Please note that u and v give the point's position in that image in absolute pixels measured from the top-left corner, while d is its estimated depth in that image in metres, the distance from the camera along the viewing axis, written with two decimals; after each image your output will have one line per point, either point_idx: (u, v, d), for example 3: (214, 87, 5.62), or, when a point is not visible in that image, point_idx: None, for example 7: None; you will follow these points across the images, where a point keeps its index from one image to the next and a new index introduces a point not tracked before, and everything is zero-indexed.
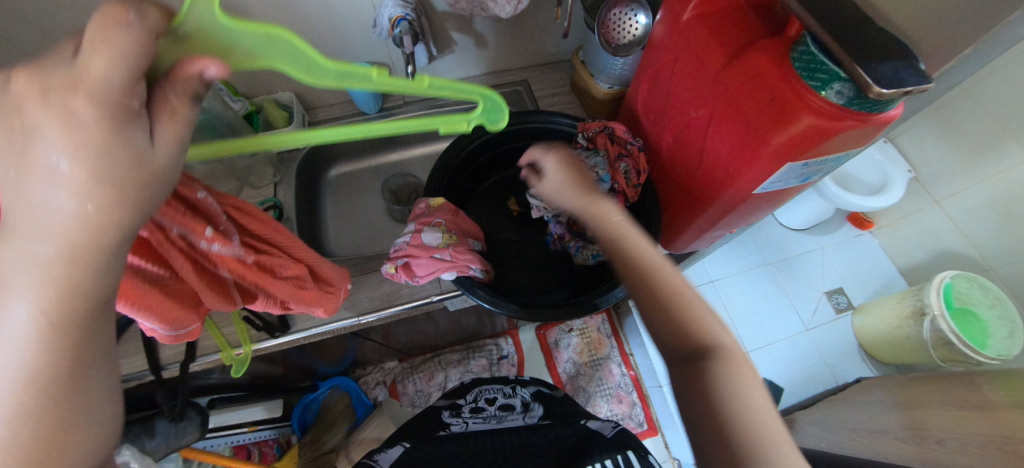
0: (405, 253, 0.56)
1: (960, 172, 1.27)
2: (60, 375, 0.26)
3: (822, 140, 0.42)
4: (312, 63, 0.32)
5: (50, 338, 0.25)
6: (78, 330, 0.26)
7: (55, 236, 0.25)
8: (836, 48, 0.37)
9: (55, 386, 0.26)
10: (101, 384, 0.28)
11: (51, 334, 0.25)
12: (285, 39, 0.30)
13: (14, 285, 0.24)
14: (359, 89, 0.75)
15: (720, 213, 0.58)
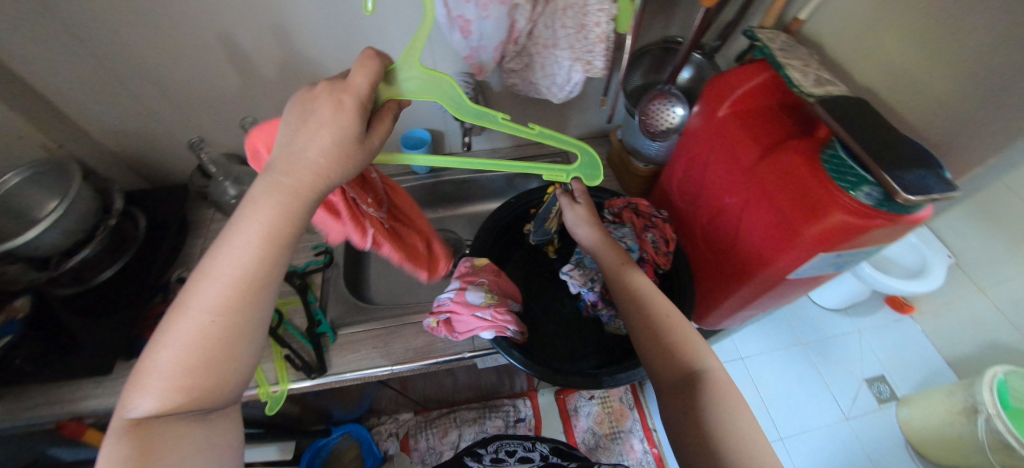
0: (448, 309, 0.59)
1: (1000, 261, 1.22)
2: (242, 301, 0.39)
3: (853, 235, 0.45)
4: (462, 103, 0.46)
5: (247, 273, 0.39)
6: (257, 279, 0.39)
7: (274, 203, 0.39)
8: (864, 156, 0.41)
9: (230, 310, 0.38)
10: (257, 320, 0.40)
11: (249, 271, 0.39)
12: (451, 84, 0.45)
13: (241, 228, 0.39)
14: (414, 151, 0.83)
15: (754, 294, 0.59)
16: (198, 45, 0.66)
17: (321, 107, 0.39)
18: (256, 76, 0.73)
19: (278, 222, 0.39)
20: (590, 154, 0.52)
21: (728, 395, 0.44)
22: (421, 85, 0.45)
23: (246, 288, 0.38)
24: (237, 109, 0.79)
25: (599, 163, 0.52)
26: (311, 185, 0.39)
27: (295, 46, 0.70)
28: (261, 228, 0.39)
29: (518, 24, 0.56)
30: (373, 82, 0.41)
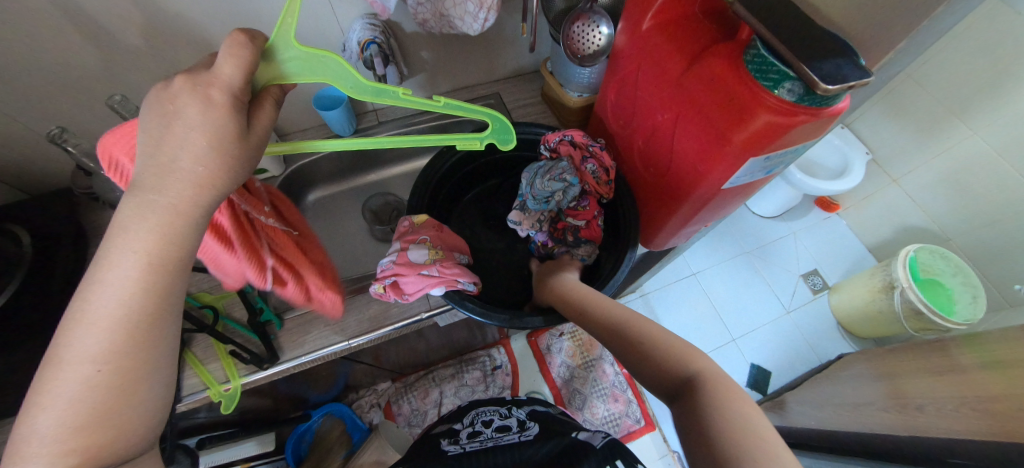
0: (392, 272, 0.56)
1: (911, 151, 1.33)
2: (132, 346, 0.33)
3: (779, 136, 0.45)
4: (352, 80, 0.41)
5: (134, 307, 0.33)
6: (147, 311, 0.33)
7: (148, 221, 0.33)
8: (783, 50, 0.40)
9: (124, 349, 0.32)
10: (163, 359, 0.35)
11: (134, 305, 0.33)
12: (329, 57, 0.40)
13: (117, 258, 0.32)
14: (333, 112, 0.76)
15: (694, 209, 0.60)
16: (26, 14, 0.54)
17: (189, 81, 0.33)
18: (114, 42, 0.61)
19: (160, 247, 0.33)
20: (502, 119, 0.49)
21: None
22: (304, 65, 0.39)
23: (135, 330, 0.33)
24: (106, 87, 0.67)
25: (513, 129, 0.50)
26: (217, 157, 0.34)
27: (157, 2, 0.58)
28: (140, 259, 0.33)
29: None
30: (247, 72, 0.35)
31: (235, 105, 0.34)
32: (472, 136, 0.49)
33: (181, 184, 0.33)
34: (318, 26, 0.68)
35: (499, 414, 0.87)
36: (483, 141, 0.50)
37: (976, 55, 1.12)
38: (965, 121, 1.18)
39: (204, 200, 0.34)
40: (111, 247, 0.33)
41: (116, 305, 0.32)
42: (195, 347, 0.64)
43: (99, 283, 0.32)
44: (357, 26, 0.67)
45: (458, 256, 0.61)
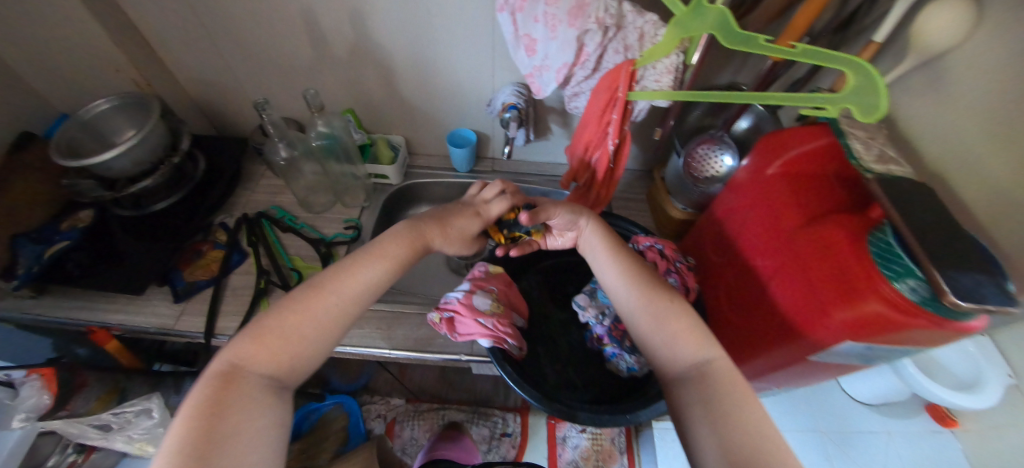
0: (453, 308, 0.60)
1: None
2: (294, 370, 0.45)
3: (890, 329, 0.41)
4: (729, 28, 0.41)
5: (319, 343, 0.46)
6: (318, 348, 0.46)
7: (360, 297, 0.49)
8: (915, 246, 0.38)
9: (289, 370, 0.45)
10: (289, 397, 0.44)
11: (319, 341, 0.46)
12: (716, 9, 0.41)
13: (332, 306, 0.47)
14: (459, 151, 0.85)
15: (769, 366, 0.56)
16: (281, 15, 0.71)
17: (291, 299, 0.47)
18: (327, 51, 0.77)
19: (352, 306, 0.48)
20: (869, 73, 0.37)
21: (671, 302, 0.51)
22: (703, 17, 0.42)
23: (310, 351, 0.46)
24: (304, 79, 0.83)
25: (882, 89, 0.37)
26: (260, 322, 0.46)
27: (368, 31, 0.73)
28: (337, 313, 0.47)
29: (587, 48, 0.54)
30: (339, 279, 0.49)
31: (303, 289, 0.48)
32: (818, 98, 0.41)
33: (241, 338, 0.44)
34: (478, 80, 0.79)
35: None
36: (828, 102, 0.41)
37: None
38: None
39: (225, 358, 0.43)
40: (335, 292, 0.48)
41: (325, 328, 0.46)
42: (271, 300, 0.73)
43: (320, 319, 0.46)
44: (506, 90, 0.77)
45: (516, 317, 0.62)
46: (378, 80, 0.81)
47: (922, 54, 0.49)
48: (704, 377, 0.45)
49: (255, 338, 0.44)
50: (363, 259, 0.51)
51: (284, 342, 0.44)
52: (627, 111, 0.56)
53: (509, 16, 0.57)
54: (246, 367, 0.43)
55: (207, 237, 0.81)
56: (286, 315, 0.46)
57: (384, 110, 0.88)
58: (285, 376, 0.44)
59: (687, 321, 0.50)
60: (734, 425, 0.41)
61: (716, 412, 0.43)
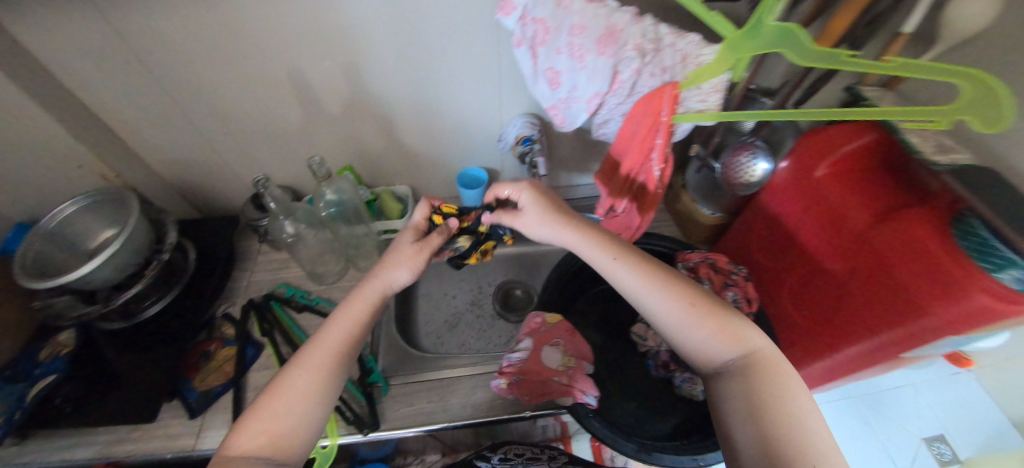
0: (521, 371, 0.56)
1: None
2: (302, 432, 0.41)
3: (993, 321, 0.40)
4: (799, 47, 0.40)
5: (318, 397, 0.43)
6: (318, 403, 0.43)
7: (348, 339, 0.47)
8: (1010, 236, 0.37)
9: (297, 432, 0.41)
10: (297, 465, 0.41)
11: (315, 396, 0.43)
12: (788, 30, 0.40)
13: (322, 358, 0.45)
14: (472, 193, 0.79)
15: (858, 363, 0.54)
16: (266, 80, 0.65)
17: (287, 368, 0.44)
18: (320, 110, 0.71)
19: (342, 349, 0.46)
20: (987, 83, 0.37)
21: (711, 319, 0.45)
22: (768, 38, 0.41)
23: (316, 402, 0.43)
24: (295, 142, 0.76)
25: (1005, 99, 0.36)
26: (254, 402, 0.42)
27: (362, 80, 0.68)
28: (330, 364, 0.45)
29: (622, 75, 0.51)
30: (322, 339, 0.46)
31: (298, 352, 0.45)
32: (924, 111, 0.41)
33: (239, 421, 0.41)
34: (484, 117, 0.76)
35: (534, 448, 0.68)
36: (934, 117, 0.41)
37: None
38: None
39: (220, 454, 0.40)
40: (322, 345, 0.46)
41: (314, 386, 0.43)
42: None
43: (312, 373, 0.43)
44: (516, 122, 0.74)
45: (586, 365, 0.59)
46: (376, 131, 0.76)
47: (952, 37, 0.49)
48: (746, 370, 0.42)
49: (247, 414, 0.41)
50: (344, 308, 0.49)
51: (289, 403, 0.42)
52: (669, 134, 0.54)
53: (528, 51, 0.54)
54: (241, 448, 0.39)
55: (212, 334, 0.72)
56: (265, 398, 0.42)
57: (386, 161, 0.82)
58: (295, 434, 0.41)
59: (733, 333, 0.44)
60: (782, 410, 0.39)
61: (748, 398, 0.41)
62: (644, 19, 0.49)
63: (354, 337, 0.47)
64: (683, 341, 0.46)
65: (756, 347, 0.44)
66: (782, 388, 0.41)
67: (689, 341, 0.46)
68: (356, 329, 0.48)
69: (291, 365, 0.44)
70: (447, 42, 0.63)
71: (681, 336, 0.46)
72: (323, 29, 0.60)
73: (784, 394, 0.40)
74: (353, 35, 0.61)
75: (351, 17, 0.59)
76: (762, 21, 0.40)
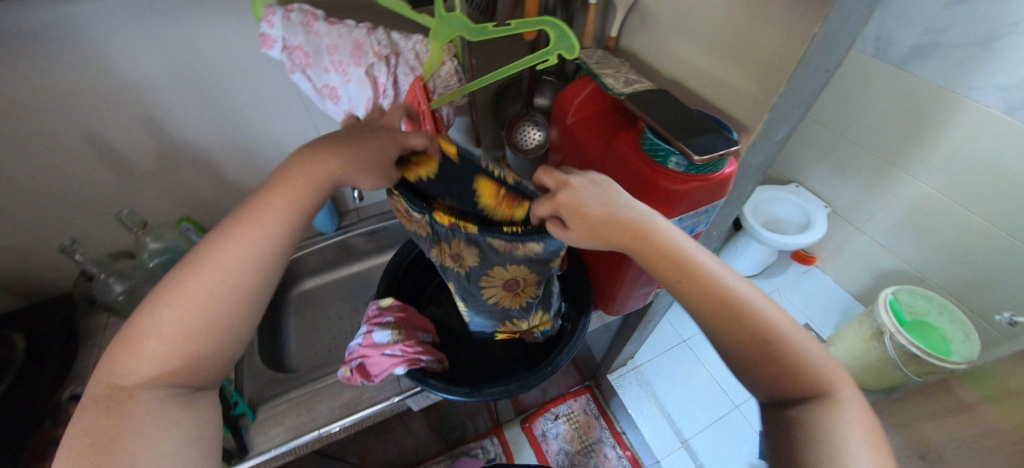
0: (359, 354, 0.60)
1: (864, 202, 1.42)
2: (214, 333, 0.40)
3: (682, 201, 0.52)
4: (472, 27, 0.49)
5: (224, 299, 0.40)
6: (230, 302, 0.41)
7: (254, 229, 0.42)
8: (664, 133, 0.49)
9: (201, 334, 0.39)
10: (211, 367, 0.41)
11: (224, 295, 0.40)
12: (456, 15, 0.48)
13: (231, 248, 0.41)
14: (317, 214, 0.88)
15: (638, 273, 0.64)
16: (59, 151, 0.65)
17: (189, 265, 0.41)
18: (134, 169, 0.72)
19: (256, 242, 0.42)
20: (559, 25, 0.43)
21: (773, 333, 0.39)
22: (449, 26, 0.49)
23: (223, 305, 0.40)
24: (119, 205, 0.76)
25: (571, 33, 0.42)
26: (154, 298, 0.40)
27: (169, 132, 0.70)
28: (233, 257, 0.41)
29: (380, 79, 0.61)
30: (228, 230, 0.42)
31: (205, 242, 0.42)
32: (540, 56, 0.46)
33: (129, 328, 0.39)
34: (305, 142, 0.82)
35: None
36: (551, 56, 0.46)
37: (894, 116, 1.25)
38: (903, 169, 1.28)
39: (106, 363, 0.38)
40: (231, 238, 0.42)
41: (217, 289, 0.40)
42: None
43: (218, 271, 0.41)
44: None
45: (424, 334, 0.65)
46: (203, 177, 0.79)
47: (624, 2, 0.64)
48: (817, 401, 0.36)
49: (136, 324, 0.39)
50: (242, 216, 0.43)
51: (195, 300, 0.40)
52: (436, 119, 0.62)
53: (302, 75, 0.61)
54: (126, 363, 0.37)
55: (59, 420, 0.65)
56: (158, 307, 0.39)
57: (225, 203, 0.85)
58: (200, 336, 0.39)
59: (792, 347, 0.38)
60: (831, 434, 0.34)
61: (802, 438, 0.35)
62: (377, 32, 0.60)
63: (271, 245, 0.43)
64: (753, 379, 0.39)
65: (809, 367, 0.37)
66: (830, 416, 0.35)
67: (760, 377, 0.39)
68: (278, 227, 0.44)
69: (188, 263, 0.41)
70: (238, 80, 0.68)
71: (751, 372, 0.39)
72: (103, 89, 0.62)
73: (836, 422, 0.35)
74: (140, 90, 0.64)
75: (130, 74, 0.62)
76: (444, 13, 0.48)
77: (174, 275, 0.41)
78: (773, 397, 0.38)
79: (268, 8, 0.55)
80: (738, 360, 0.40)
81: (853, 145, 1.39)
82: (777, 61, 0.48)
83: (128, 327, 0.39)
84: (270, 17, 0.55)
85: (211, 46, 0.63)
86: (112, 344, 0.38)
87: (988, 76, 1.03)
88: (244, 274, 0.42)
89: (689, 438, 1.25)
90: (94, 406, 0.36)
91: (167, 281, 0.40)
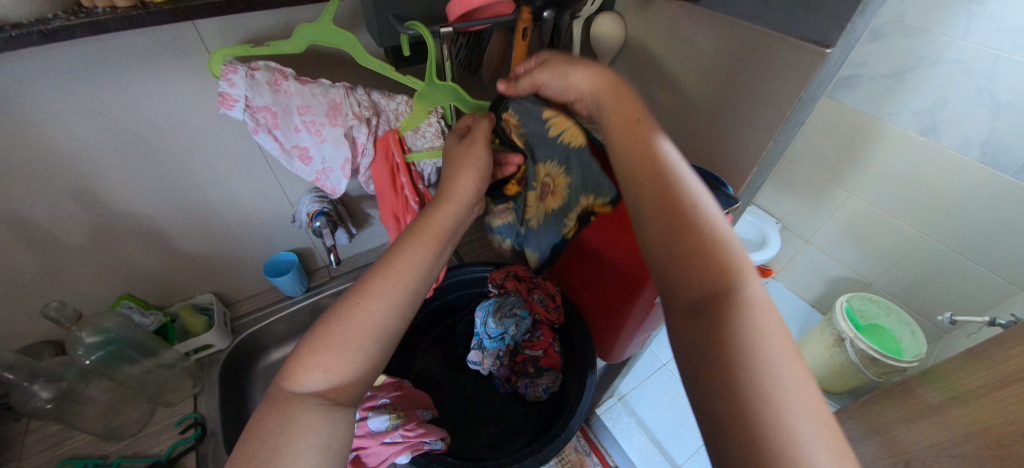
0: (355, 446, 0.55)
1: (810, 217, 1.54)
2: (372, 361, 0.39)
3: None
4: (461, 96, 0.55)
5: (381, 320, 0.39)
6: (388, 327, 0.40)
7: (417, 255, 0.43)
8: None
9: (363, 352, 0.38)
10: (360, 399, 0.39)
11: (382, 317, 0.40)
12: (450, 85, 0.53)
13: (403, 265, 0.42)
14: (283, 277, 0.80)
15: (638, 324, 0.62)
16: None
17: (367, 281, 0.41)
18: (61, 249, 0.62)
19: (414, 267, 0.43)
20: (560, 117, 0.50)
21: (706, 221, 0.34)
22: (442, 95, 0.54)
23: (381, 321, 0.39)
24: (44, 292, 0.65)
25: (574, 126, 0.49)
26: (334, 306, 0.40)
27: (107, 204, 0.61)
28: (400, 278, 0.41)
29: (359, 140, 0.58)
30: (404, 243, 0.44)
31: (387, 252, 0.44)
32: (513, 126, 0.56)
33: (307, 339, 0.39)
34: (269, 202, 0.75)
35: None
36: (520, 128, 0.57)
37: (828, 140, 1.37)
38: (840, 186, 1.41)
39: (285, 371, 0.37)
40: (404, 253, 0.43)
41: (379, 306, 0.40)
42: None
43: (391, 285, 0.41)
44: (305, 200, 0.75)
45: (422, 411, 0.60)
46: (148, 249, 0.69)
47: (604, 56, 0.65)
48: (725, 304, 0.30)
49: (317, 332, 0.39)
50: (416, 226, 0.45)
51: (373, 324, 0.39)
52: (411, 172, 0.63)
53: (267, 135, 0.54)
54: (299, 372, 0.37)
55: None
56: (332, 315, 0.39)
57: (175, 275, 0.75)
58: (366, 346, 0.38)
59: (723, 236, 0.33)
60: (738, 337, 0.28)
61: (724, 333, 0.29)
62: (356, 91, 0.56)
63: (424, 268, 0.43)
64: (666, 260, 0.34)
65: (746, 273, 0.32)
66: (743, 326, 0.29)
67: (672, 256, 0.34)
68: (425, 256, 0.44)
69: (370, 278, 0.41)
70: (193, 145, 0.61)
71: (664, 246, 0.35)
72: (23, 164, 0.52)
73: (748, 334, 0.28)
74: (72, 162, 0.55)
75: (60, 145, 0.53)
76: (435, 80, 0.51)
77: (354, 290, 0.41)
78: (680, 288, 0.33)
79: (227, 64, 0.49)
80: (652, 232, 0.36)
81: (795, 167, 1.51)
82: (751, 119, 0.50)
83: (309, 338, 0.38)
84: (230, 75, 0.49)
85: (161, 110, 0.56)
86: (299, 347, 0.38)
87: (904, 103, 1.17)
88: (404, 294, 0.41)
89: (681, 463, 1.23)
90: (262, 417, 0.35)
91: (351, 291, 0.41)
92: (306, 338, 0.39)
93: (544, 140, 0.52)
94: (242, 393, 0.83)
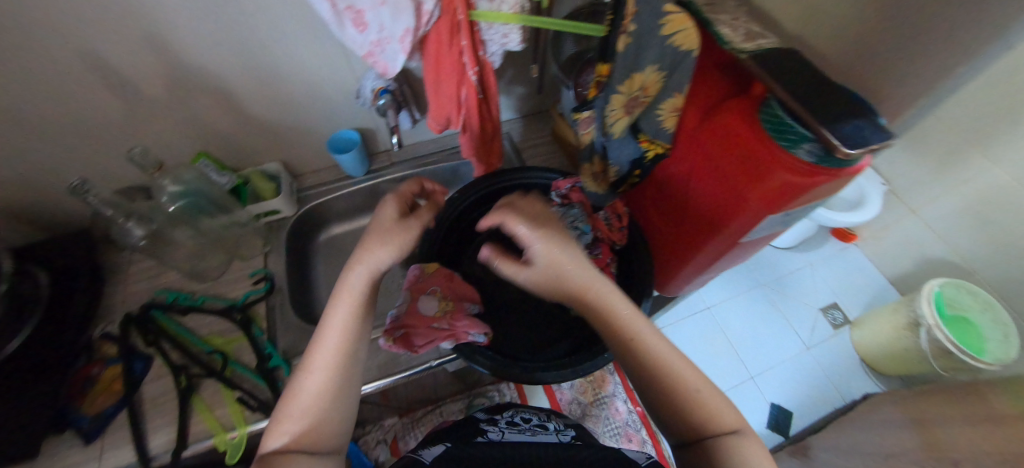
0: (402, 324, 0.57)
1: (926, 183, 1.30)
2: (339, 401, 0.44)
3: (798, 194, 0.44)
4: None
5: (332, 378, 0.44)
6: (342, 380, 0.44)
7: (347, 314, 0.46)
8: (799, 111, 0.40)
9: (331, 404, 0.43)
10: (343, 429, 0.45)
11: (333, 375, 0.44)
12: None
13: (331, 333, 0.45)
14: (346, 156, 0.80)
15: (713, 255, 0.58)
16: (55, 68, 0.56)
17: (320, 344, 0.45)
18: (142, 97, 0.63)
19: (351, 323, 0.45)
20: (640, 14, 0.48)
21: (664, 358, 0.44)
22: None
23: (337, 383, 0.44)
24: (133, 136, 0.69)
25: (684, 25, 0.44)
26: (298, 383, 0.44)
27: (179, 56, 0.60)
28: (341, 333, 0.45)
29: (426, 6, 0.51)
30: (336, 317, 0.46)
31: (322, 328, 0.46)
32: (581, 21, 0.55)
33: (288, 401, 0.43)
34: (335, 74, 0.71)
35: (540, 414, 0.67)
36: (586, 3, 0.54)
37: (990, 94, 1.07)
38: (984, 153, 1.14)
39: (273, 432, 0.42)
40: (331, 321, 0.45)
41: (327, 375, 0.44)
42: (203, 392, 0.64)
43: (334, 351, 0.44)
44: (369, 75, 0.68)
45: (468, 305, 0.61)
46: (220, 109, 0.70)
47: None
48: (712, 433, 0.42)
49: (290, 399, 0.43)
50: (335, 301, 0.46)
51: (329, 375, 0.44)
52: (474, 35, 0.56)
53: None
54: (280, 442, 0.41)
55: (93, 357, 0.66)
56: (292, 398, 0.43)
57: (246, 139, 0.77)
58: (331, 403, 0.43)
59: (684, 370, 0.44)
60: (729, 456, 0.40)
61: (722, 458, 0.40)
62: None
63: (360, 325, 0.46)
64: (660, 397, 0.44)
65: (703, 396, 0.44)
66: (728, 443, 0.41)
67: (667, 395, 0.43)
68: (351, 316, 0.46)
69: (320, 338, 0.45)
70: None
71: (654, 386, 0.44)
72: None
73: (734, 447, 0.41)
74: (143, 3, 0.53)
75: None
76: None
77: (312, 348, 0.45)
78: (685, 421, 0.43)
79: None
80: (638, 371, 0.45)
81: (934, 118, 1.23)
82: None
83: (286, 400, 0.43)
84: None
85: None
86: (276, 416, 0.43)
87: None
88: (347, 349, 0.45)
89: None
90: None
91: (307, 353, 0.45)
92: (279, 414, 0.43)
93: (652, 40, 0.45)
94: (307, 260, 0.89)
